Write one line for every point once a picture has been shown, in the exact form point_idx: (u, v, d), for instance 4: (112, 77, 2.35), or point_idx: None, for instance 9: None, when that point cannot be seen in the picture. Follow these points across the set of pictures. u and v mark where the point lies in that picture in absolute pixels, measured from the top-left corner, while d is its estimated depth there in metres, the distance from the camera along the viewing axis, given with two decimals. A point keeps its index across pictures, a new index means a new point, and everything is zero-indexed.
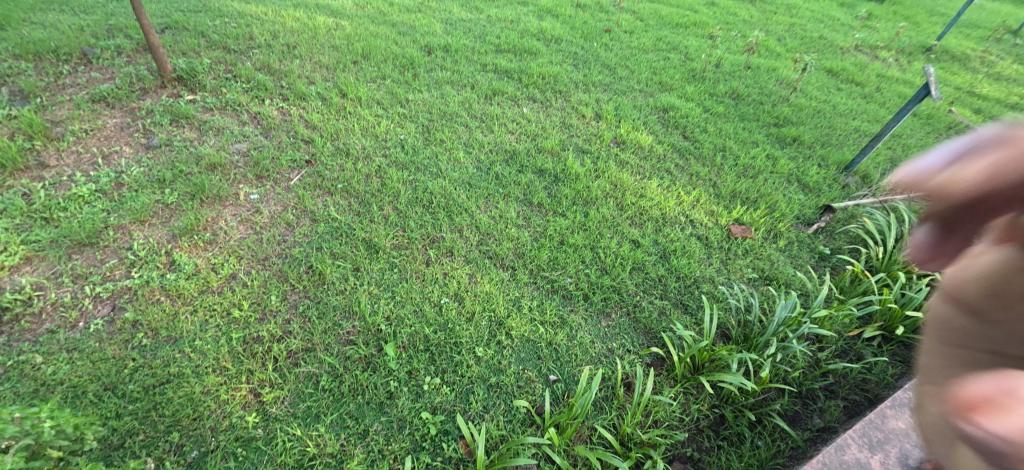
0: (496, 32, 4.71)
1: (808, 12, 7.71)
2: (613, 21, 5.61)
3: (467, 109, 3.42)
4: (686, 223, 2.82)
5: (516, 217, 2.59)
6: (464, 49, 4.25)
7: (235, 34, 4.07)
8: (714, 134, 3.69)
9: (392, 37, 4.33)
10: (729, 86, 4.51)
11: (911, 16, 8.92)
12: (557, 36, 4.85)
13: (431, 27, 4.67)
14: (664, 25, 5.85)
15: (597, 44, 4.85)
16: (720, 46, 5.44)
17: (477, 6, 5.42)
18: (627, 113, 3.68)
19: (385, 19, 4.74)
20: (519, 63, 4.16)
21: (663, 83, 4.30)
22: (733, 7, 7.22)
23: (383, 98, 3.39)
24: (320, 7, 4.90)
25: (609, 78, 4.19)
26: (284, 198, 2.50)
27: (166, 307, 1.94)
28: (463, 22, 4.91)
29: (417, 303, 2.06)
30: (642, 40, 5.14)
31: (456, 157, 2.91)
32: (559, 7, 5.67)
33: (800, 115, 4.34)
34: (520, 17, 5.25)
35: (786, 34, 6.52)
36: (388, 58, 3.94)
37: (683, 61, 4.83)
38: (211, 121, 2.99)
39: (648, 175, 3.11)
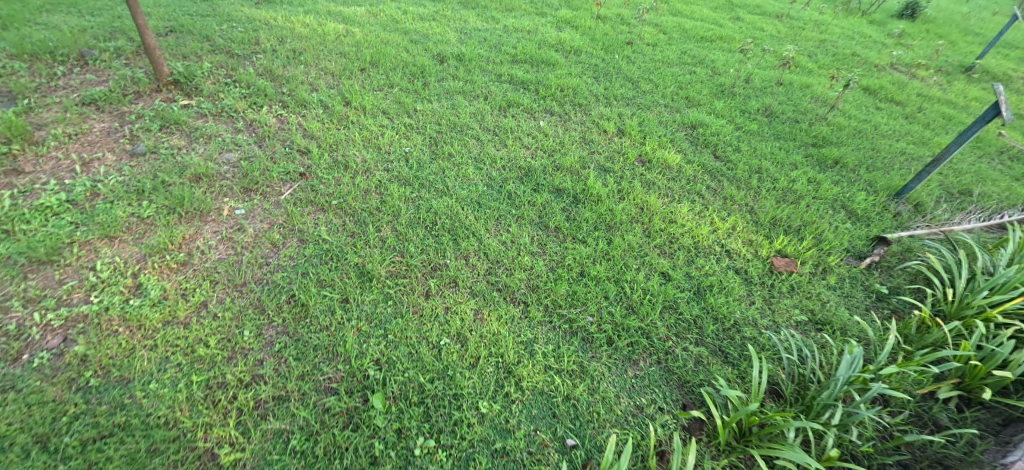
0: (512, 43, 4.48)
1: (838, 29, 7.38)
2: (635, 33, 5.37)
3: (479, 121, 3.16)
4: (721, 254, 2.49)
5: (530, 242, 2.29)
6: (478, 59, 4.03)
7: (241, 39, 3.90)
8: (748, 153, 3.37)
9: (403, 45, 4.14)
10: (761, 103, 4.20)
11: (945, 35, 8.54)
12: (576, 47, 4.61)
13: (445, 36, 4.47)
14: (689, 38, 5.59)
15: (619, 56, 4.59)
16: (749, 61, 5.14)
17: (493, 16, 5.23)
18: (652, 129, 3.39)
19: (397, 27, 4.56)
20: (536, 74, 3.91)
21: (690, 97, 4.00)
22: (760, 22, 6.94)
23: (389, 107, 3.15)
24: (331, 14, 4.75)
25: (631, 92, 3.92)
26: (271, 216, 2.24)
27: (122, 340, 1.66)
28: (479, 31, 4.71)
29: (412, 344, 1.76)
30: (666, 53, 4.87)
31: (465, 173, 2.64)
32: (579, 18, 5.46)
33: (840, 134, 4.00)
34: (538, 28, 5.03)
35: (817, 50, 6.20)
36: (397, 66, 3.73)
37: (710, 75, 4.55)
38: (204, 129, 2.78)
39: (677, 198, 2.80)
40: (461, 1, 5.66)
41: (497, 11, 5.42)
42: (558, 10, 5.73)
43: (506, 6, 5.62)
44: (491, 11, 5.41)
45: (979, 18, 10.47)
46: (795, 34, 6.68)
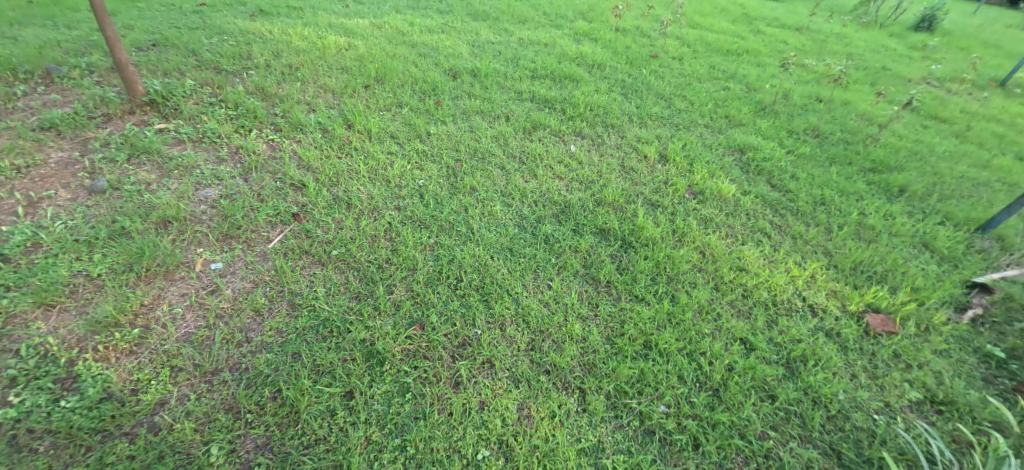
0: (530, 56, 4.09)
1: (862, 41, 7.04)
2: (659, 46, 4.99)
3: (503, 146, 2.73)
4: (804, 311, 2.06)
5: (578, 302, 1.85)
6: (494, 75, 3.62)
7: (231, 54, 3.49)
8: (808, 181, 2.95)
9: (411, 59, 3.73)
10: (807, 122, 3.80)
11: (968, 47, 8.24)
12: (599, 61, 4.21)
13: (456, 49, 4.07)
14: (715, 50, 5.22)
15: (647, 70, 4.20)
16: (783, 75, 4.76)
17: (506, 29, 4.84)
18: (698, 154, 2.97)
19: (404, 39, 4.16)
20: (560, 90, 3.50)
21: (730, 116, 3.60)
22: (782, 34, 6.61)
23: (398, 131, 2.72)
24: (332, 26, 4.35)
25: (666, 110, 3.51)
26: (256, 272, 1.79)
27: (40, 465, 1.19)
28: (492, 44, 4.32)
29: (442, 462, 1.30)
30: (695, 68, 4.48)
31: (492, 211, 2.20)
32: (597, 30, 5.08)
33: (898, 156, 3.59)
34: (555, 40, 4.64)
35: (848, 62, 5.84)
36: (405, 82, 3.32)
37: (747, 91, 4.15)
38: (180, 158, 2.34)
39: (740, 239, 2.36)
40: (471, 13, 5.29)
41: (509, 23, 5.05)
42: (574, 22, 5.37)
43: (518, 18, 5.26)
44: (503, 23, 5.04)
45: (995, 31, 10.20)
46: (821, 46, 6.33)
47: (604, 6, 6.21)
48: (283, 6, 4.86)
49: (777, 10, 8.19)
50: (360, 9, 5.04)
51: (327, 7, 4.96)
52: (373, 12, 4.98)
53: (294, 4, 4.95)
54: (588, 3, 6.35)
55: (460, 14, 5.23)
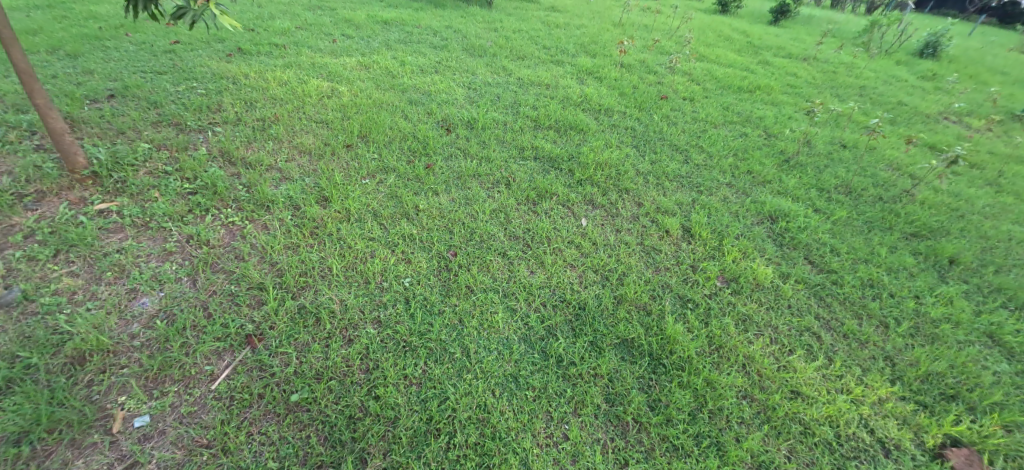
0: (531, 101, 3.75)
1: (872, 71, 6.79)
2: (667, 83, 4.69)
3: (503, 222, 2.36)
4: (875, 450, 1.68)
5: (603, 460, 1.46)
6: (493, 126, 3.27)
7: (198, 107, 3.13)
8: (850, 256, 2.60)
9: (401, 108, 3.38)
10: (836, 174, 3.46)
11: (977, 74, 8.03)
12: (605, 104, 3.87)
13: (450, 94, 3.73)
14: (726, 87, 4.92)
15: (657, 115, 3.87)
16: (800, 115, 4.46)
17: (504, 67, 4.53)
18: (726, 225, 2.61)
19: (393, 83, 3.82)
20: (565, 145, 3.15)
21: (753, 172, 3.25)
22: (791, 65, 6.35)
23: (382, 206, 2.35)
24: (316, 68, 4.02)
25: (684, 167, 3.16)
26: (190, 432, 1.39)
27: None
28: (490, 86, 3.99)
29: None
30: (709, 110, 4.16)
31: (491, 322, 1.82)
32: (601, 67, 4.78)
33: (938, 214, 3.25)
34: (557, 80, 4.32)
35: (863, 96, 5.57)
36: (392, 139, 2.95)
37: (767, 138, 3.83)
38: (117, 254, 1.95)
39: (786, 345, 2.00)
40: (466, 49, 4.99)
41: (507, 61, 4.74)
42: (575, 58, 5.07)
43: (517, 55, 4.96)
44: (501, 60, 4.73)
45: (998, 56, 10.05)
46: (833, 78, 6.06)
47: (606, 39, 5.96)
48: (265, 44, 4.53)
49: (780, 39, 7.99)
50: (348, 46, 4.72)
51: (313, 45, 4.64)
52: (361, 49, 4.66)
53: (278, 41, 4.63)
54: (589, 36, 6.10)
55: (456, 50, 4.93)
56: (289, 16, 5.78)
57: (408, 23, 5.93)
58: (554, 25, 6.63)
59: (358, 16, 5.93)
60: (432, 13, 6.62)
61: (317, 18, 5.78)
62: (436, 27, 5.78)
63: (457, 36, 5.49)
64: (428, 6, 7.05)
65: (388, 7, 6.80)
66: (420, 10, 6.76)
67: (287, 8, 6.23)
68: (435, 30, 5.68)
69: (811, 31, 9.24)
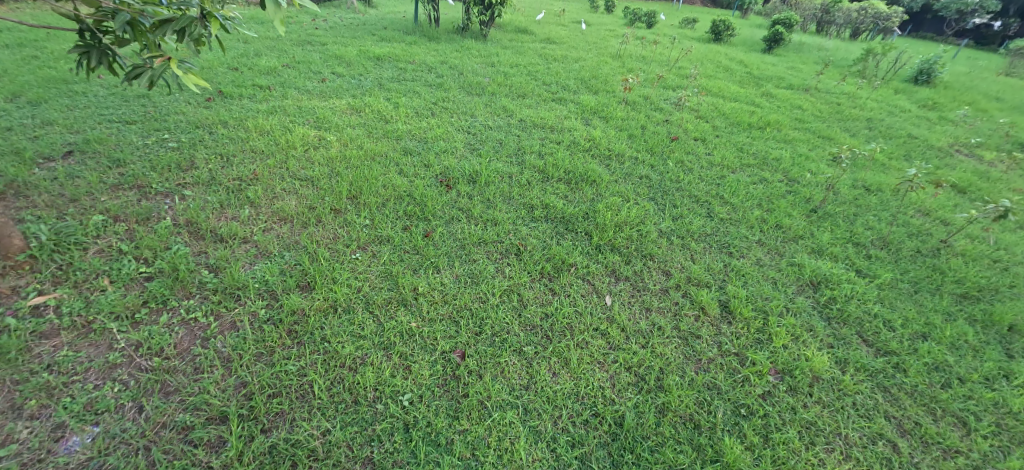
0: (536, 147, 3.48)
1: (875, 101, 6.67)
2: (675, 121, 4.47)
3: (516, 305, 2.03)
4: None
5: None
6: (496, 178, 2.97)
7: (168, 165, 2.80)
8: (907, 330, 2.29)
9: (394, 159, 3.07)
10: (869, 224, 3.19)
11: (975, 100, 7.98)
12: (615, 149, 3.61)
13: (449, 140, 3.44)
14: (735, 124, 4.71)
15: (671, 159, 3.60)
16: (816, 154, 4.24)
17: (504, 107, 4.28)
18: (766, 297, 2.30)
19: (386, 129, 3.53)
20: (577, 200, 2.85)
21: (782, 226, 2.98)
22: (794, 97, 6.20)
23: (374, 289, 2.01)
24: (302, 113, 3.72)
25: (708, 222, 2.87)
26: None
27: None
28: (490, 130, 3.71)
29: None
30: (723, 151, 3.92)
31: (511, 454, 1.47)
32: (605, 105, 4.56)
33: (985, 268, 2.96)
34: (561, 121, 4.07)
35: (872, 129, 5.39)
36: (386, 199, 2.63)
37: (788, 183, 3.58)
38: (47, 370, 1.58)
39: (862, 462, 1.66)
40: (463, 87, 4.75)
41: (507, 100, 4.50)
42: (577, 95, 4.85)
43: (516, 93, 4.72)
44: (500, 99, 4.48)
45: (988, 81, 10.11)
46: (838, 110, 5.91)
47: (606, 74, 5.78)
48: (248, 86, 4.25)
49: (778, 68, 7.91)
50: (337, 86, 4.45)
51: (300, 86, 4.36)
52: (352, 90, 4.39)
53: (263, 82, 4.35)
54: (588, 70, 5.93)
55: (452, 88, 4.68)
56: (276, 53, 5.53)
57: (401, 58, 5.71)
58: (552, 58, 6.46)
59: (349, 52, 5.70)
60: (426, 48, 6.44)
61: (306, 55, 5.54)
62: (430, 63, 5.57)
63: (452, 73, 5.26)
64: (422, 40, 6.88)
65: (381, 41, 6.62)
66: (413, 44, 6.57)
67: (275, 44, 6.00)
68: (430, 66, 5.47)
69: (806, 59, 9.23)
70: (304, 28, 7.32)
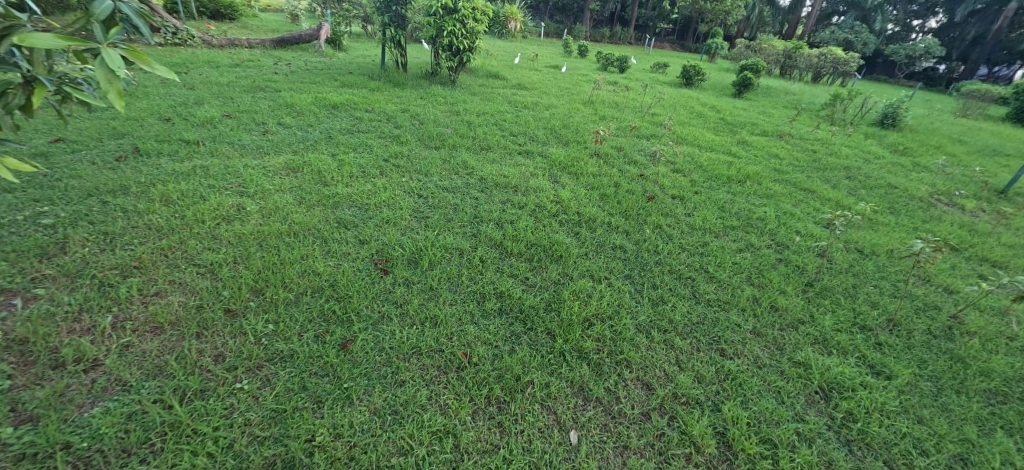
0: (495, 212, 3.04)
1: (849, 147, 6.58)
2: (650, 176, 4.14)
3: (451, 456, 1.52)
4: None
5: None
6: (444, 257, 2.50)
7: (30, 250, 2.23)
8: (943, 454, 1.86)
9: (323, 235, 2.58)
10: (870, 300, 2.83)
11: (940, 144, 8.07)
12: (585, 213, 3.21)
13: (394, 207, 2.98)
14: (714, 177, 4.42)
15: (648, 224, 3.22)
16: (800, 212, 3.94)
17: (465, 162, 3.87)
18: (771, 418, 1.85)
19: (322, 193, 3.05)
20: (539, 284, 2.39)
21: (777, 308, 2.57)
22: (770, 145, 6.04)
23: (255, 443, 1.47)
24: (227, 174, 3.22)
25: (694, 307, 2.44)
26: None
27: None
28: (444, 192, 3.27)
29: None
30: (704, 211, 3.57)
31: None
32: (575, 158, 4.22)
33: (1005, 351, 2.59)
34: (526, 178, 3.68)
35: (852, 179, 5.21)
36: (300, 293, 2.12)
37: (777, 249, 3.22)
38: None
39: None
40: (421, 139, 4.35)
41: (469, 153, 4.11)
42: (546, 147, 4.51)
43: (480, 144, 4.35)
44: (461, 153, 4.09)
45: (948, 124, 10.41)
46: (815, 158, 5.75)
47: (578, 123, 5.51)
48: (173, 140, 3.75)
49: (750, 114, 7.88)
50: (278, 140, 4.00)
51: (234, 139, 3.88)
52: (294, 144, 3.94)
53: (191, 136, 3.86)
54: (559, 119, 5.66)
55: (410, 140, 4.28)
56: (221, 101, 5.08)
57: (359, 107, 5.33)
58: (521, 106, 6.20)
59: (301, 100, 5.29)
60: (388, 95, 6.10)
61: (254, 103, 5.10)
62: (390, 112, 5.20)
63: (412, 122, 4.89)
64: (387, 86, 6.56)
65: (341, 87, 6.26)
66: (376, 90, 6.24)
67: (223, 91, 5.56)
68: (389, 116, 5.09)
69: (775, 104, 9.32)
70: (261, 73, 6.94)
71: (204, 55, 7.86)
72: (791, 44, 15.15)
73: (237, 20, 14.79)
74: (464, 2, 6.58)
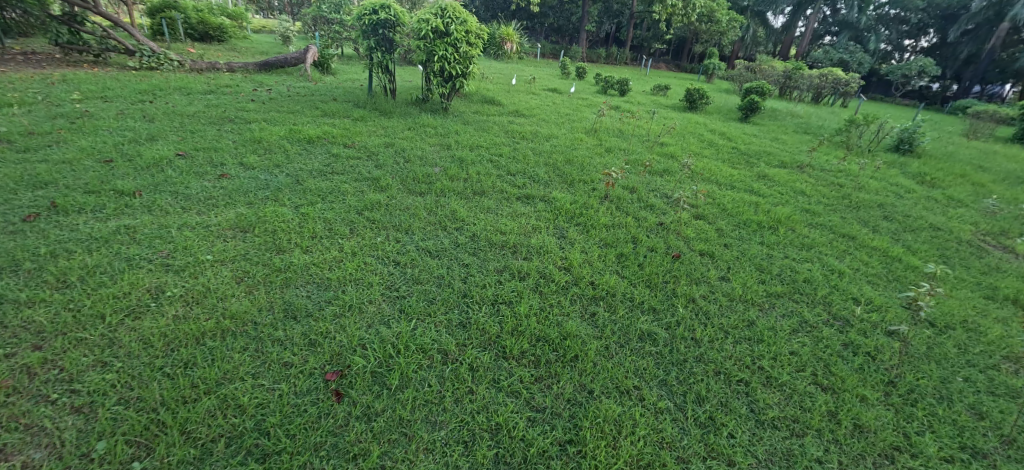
0: (490, 287, 2.42)
1: (875, 179, 6.05)
2: (670, 224, 3.57)
3: None
4: None
5: None
6: (420, 367, 1.88)
7: None
8: None
9: (262, 333, 1.95)
10: (971, 403, 2.21)
11: (964, 171, 7.57)
12: (601, 284, 2.60)
13: (362, 284, 2.36)
14: (742, 224, 3.83)
15: (678, 296, 2.61)
16: (849, 270, 3.35)
17: (454, 212, 3.27)
18: None
19: (271, 264, 2.43)
20: (548, 407, 1.77)
21: (862, 427, 1.95)
22: (792, 179, 5.49)
23: None
24: (158, 238, 2.60)
25: (757, 434, 1.82)
26: None
27: None
28: (426, 257, 2.66)
29: None
30: (741, 275, 2.96)
31: None
32: (583, 204, 3.64)
33: None
34: (527, 233, 3.08)
35: (889, 219, 4.64)
36: (210, 445, 1.49)
37: (837, 327, 2.62)
38: None
39: None
40: (404, 182, 3.76)
41: (460, 200, 3.50)
42: (548, 189, 3.93)
43: (472, 188, 3.75)
44: (450, 200, 3.49)
45: (962, 148, 9.95)
46: (843, 194, 5.20)
47: (583, 157, 4.95)
48: (104, 190, 3.13)
49: (763, 141, 7.39)
50: (234, 186, 3.39)
51: (181, 187, 3.28)
52: (252, 191, 3.33)
53: (128, 183, 3.25)
54: (562, 152, 5.09)
55: (391, 183, 3.68)
56: (180, 135, 4.48)
57: (338, 141, 4.75)
58: (519, 137, 5.64)
59: (273, 134, 4.70)
60: (373, 125, 5.54)
61: (218, 137, 4.52)
62: (372, 147, 4.62)
63: (396, 160, 4.30)
64: (372, 115, 6.00)
65: (321, 117, 5.70)
66: (360, 121, 5.69)
67: (186, 123, 4.98)
68: (370, 152, 4.50)
69: (785, 128, 8.84)
70: (236, 100, 6.38)
71: (176, 80, 7.29)
72: (792, 64, 14.88)
73: (226, 41, 14.35)
74: (456, 25, 6.08)
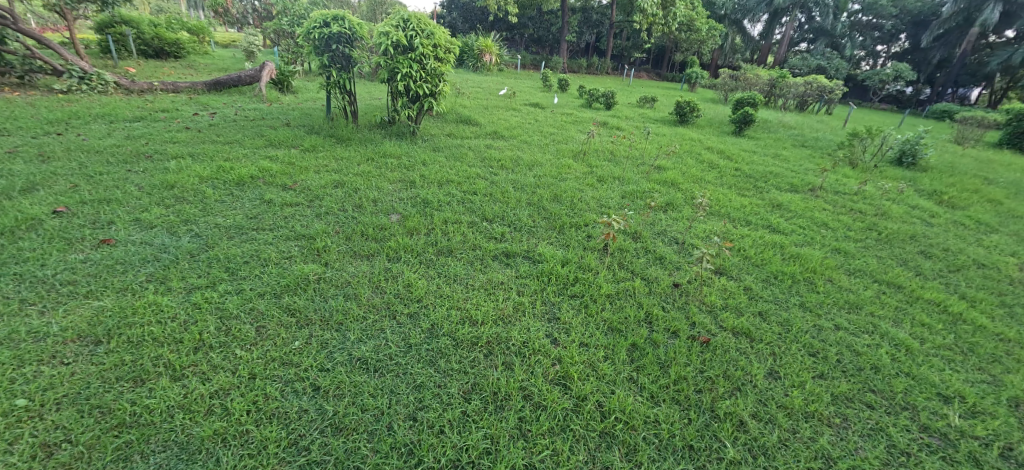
0: (449, 434, 1.63)
1: (894, 202, 5.46)
2: (690, 286, 2.81)
3: None
4: None
5: None
6: None
7: None
8: None
9: None
10: None
11: (976, 185, 7.07)
12: (612, 408, 1.82)
13: (252, 444, 1.54)
14: (773, 280, 3.10)
15: (721, 419, 1.86)
16: (916, 341, 2.64)
17: (409, 286, 2.46)
18: None
19: (113, 414, 1.60)
20: None
21: None
22: (809, 206, 4.84)
23: None
24: None
25: None
26: None
27: None
28: (359, 376, 1.84)
29: None
30: (794, 368, 2.22)
31: None
32: (577, 263, 2.87)
33: None
34: (508, 318, 2.28)
35: (930, 257, 3.99)
36: None
37: (939, 454, 1.89)
38: None
39: None
40: (348, 240, 2.94)
41: (419, 266, 2.70)
42: (533, 241, 3.16)
43: (437, 245, 2.96)
44: (407, 266, 2.67)
45: (961, 158, 9.57)
46: (868, 224, 4.57)
47: (572, 191, 4.20)
48: None
49: (764, 159, 6.78)
50: (111, 260, 2.52)
51: (32, 267, 2.41)
52: (135, 267, 2.47)
53: None
54: (548, 185, 4.34)
55: (330, 243, 2.86)
56: (72, 181, 3.59)
57: (276, 180, 3.90)
58: (497, 166, 4.87)
59: (195, 174, 3.85)
60: (325, 156, 4.72)
61: (124, 180, 3.66)
62: (317, 188, 3.79)
63: (344, 206, 3.49)
64: (326, 143, 5.19)
65: (265, 148, 4.87)
66: (310, 151, 4.88)
67: (90, 161, 4.08)
68: (313, 194, 3.67)
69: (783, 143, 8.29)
70: (167, 128, 5.50)
71: (103, 105, 6.33)
72: (778, 72, 14.53)
73: (183, 57, 13.32)
74: (421, 38, 5.32)
